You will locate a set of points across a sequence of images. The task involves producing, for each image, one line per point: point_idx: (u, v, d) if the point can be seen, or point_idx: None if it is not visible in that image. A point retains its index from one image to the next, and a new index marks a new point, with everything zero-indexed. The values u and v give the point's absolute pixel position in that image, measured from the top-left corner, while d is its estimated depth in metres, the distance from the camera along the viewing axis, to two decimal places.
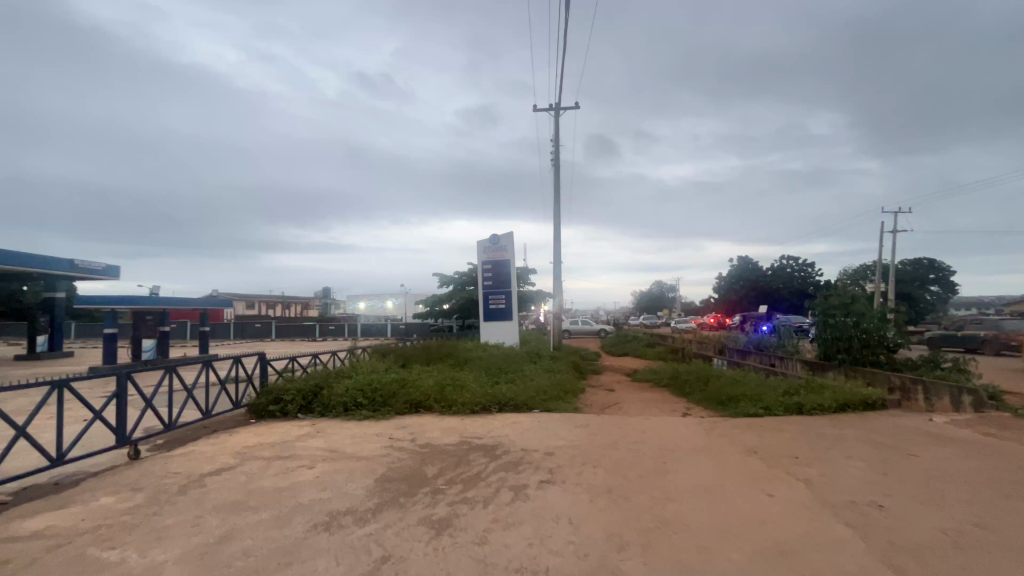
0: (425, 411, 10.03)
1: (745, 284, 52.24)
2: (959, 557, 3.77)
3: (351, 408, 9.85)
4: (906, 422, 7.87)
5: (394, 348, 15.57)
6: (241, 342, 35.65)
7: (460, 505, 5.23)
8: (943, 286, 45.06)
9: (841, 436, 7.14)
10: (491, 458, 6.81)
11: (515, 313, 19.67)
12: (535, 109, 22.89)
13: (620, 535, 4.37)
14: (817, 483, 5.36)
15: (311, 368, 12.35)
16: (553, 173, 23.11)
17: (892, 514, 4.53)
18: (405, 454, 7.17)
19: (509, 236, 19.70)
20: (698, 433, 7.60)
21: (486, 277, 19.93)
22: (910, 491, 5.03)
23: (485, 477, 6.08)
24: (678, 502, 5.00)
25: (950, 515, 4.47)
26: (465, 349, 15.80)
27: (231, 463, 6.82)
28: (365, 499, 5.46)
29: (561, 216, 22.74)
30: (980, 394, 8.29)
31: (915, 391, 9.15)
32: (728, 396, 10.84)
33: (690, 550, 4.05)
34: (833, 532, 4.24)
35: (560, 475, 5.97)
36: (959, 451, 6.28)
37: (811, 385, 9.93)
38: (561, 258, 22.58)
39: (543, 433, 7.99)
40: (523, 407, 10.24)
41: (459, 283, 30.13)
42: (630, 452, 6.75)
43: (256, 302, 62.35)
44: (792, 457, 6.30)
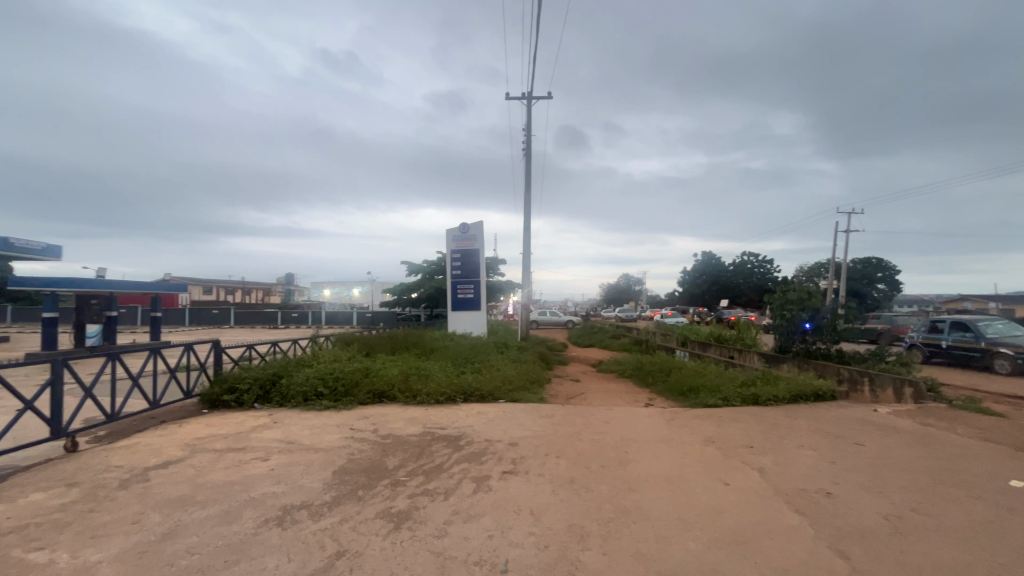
0: (389, 401, 9.84)
1: (707, 278, 53.86)
2: (900, 542, 3.94)
3: (312, 397, 9.56)
4: (854, 413, 8.24)
5: (356, 337, 15.19)
6: (196, 330, 34.03)
7: (420, 498, 5.13)
8: (890, 284, 47.65)
9: (793, 426, 7.42)
10: (454, 449, 6.72)
11: (483, 303, 19.51)
12: (507, 97, 22.76)
13: (581, 526, 4.36)
14: (770, 472, 5.54)
15: (270, 356, 11.86)
16: (525, 162, 23.03)
17: (839, 501, 4.71)
18: (366, 445, 6.98)
19: (479, 225, 19.49)
20: (659, 423, 7.74)
21: (454, 267, 19.66)
22: (856, 479, 5.27)
23: (447, 468, 5.99)
24: (639, 492, 5.06)
25: (891, 501, 4.69)
26: (430, 338, 15.64)
27: (179, 456, 6.48)
28: (322, 492, 5.28)
29: (531, 208, 22.64)
30: (920, 386, 8.80)
31: (861, 383, 9.60)
32: (689, 387, 11.12)
33: (648, 540, 4.09)
34: (785, 520, 4.36)
35: (522, 466, 5.94)
36: (900, 439, 6.65)
37: (767, 376, 10.32)
38: (530, 248, 22.55)
39: (507, 424, 7.97)
40: (489, 397, 10.17)
41: (429, 273, 29.80)
42: (592, 442, 6.80)
43: (213, 287, 59.76)
44: (748, 446, 6.49)
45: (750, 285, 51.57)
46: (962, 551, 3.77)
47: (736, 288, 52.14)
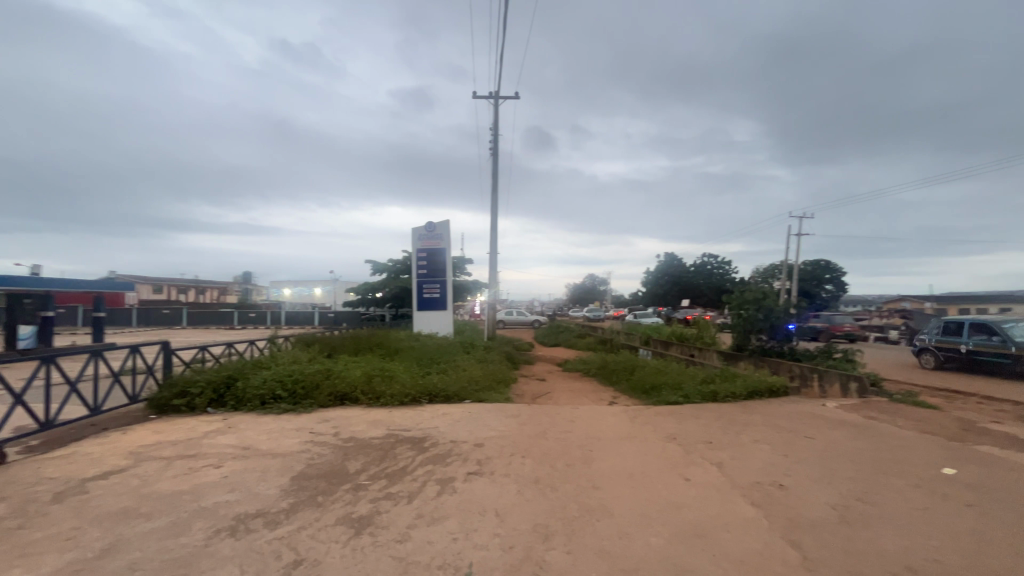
0: (351, 403, 9.58)
1: (669, 279, 55.37)
2: (847, 530, 4.14)
3: (269, 400, 9.20)
4: (805, 408, 8.64)
5: (317, 337, 14.73)
6: (144, 331, 32.20)
7: (383, 502, 5.01)
8: (837, 285, 50.21)
9: (749, 422, 7.70)
10: (418, 451, 6.61)
11: (449, 302, 19.32)
12: (475, 96, 22.70)
13: (545, 526, 4.36)
14: (727, 466, 5.73)
15: (224, 358, 11.32)
16: (492, 161, 23.02)
17: (791, 493, 4.92)
18: (327, 449, 6.77)
19: (445, 224, 19.31)
20: (623, 421, 7.87)
21: (420, 266, 19.40)
22: (807, 471, 5.52)
23: (411, 471, 5.88)
24: (603, 490, 5.11)
25: (839, 492, 4.93)
26: (395, 338, 15.35)
27: (122, 465, 6.09)
28: (278, 500, 5.07)
29: (498, 207, 22.61)
30: (864, 381, 9.33)
31: (811, 378, 10.07)
32: (651, 385, 11.38)
33: (612, 537, 4.13)
34: (741, 513, 4.50)
35: (488, 467, 5.91)
36: (846, 432, 7.02)
37: (725, 373, 10.68)
38: (497, 248, 22.55)
39: (472, 424, 7.91)
40: (454, 398, 10.09)
41: (394, 272, 29.29)
42: (557, 441, 6.83)
43: (163, 285, 56.77)
44: (707, 442, 6.69)
45: (709, 285, 53.36)
46: (902, 537, 4.00)
47: (696, 288, 53.84)
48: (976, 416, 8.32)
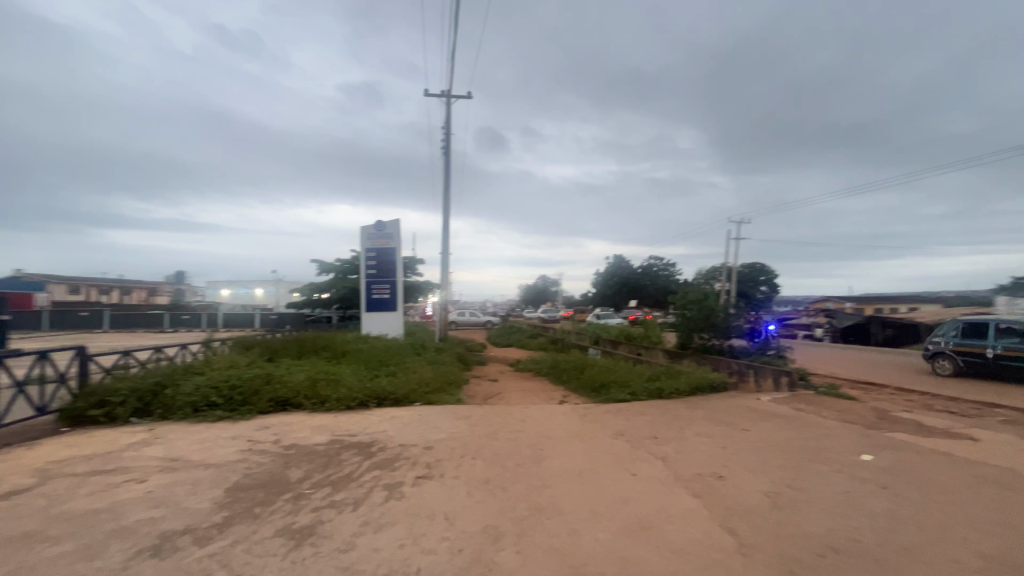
0: (294, 409, 9.14)
1: (618, 280, 57.01)
2: (779, 516, 4.39)
3: (203, 408, 8.60)
4: (742, 402, 9.12)
5: (258, 340, 13.96)
6: (58, 335, 29.32)
7: (327, 510, 4.79)
8: (771, 286, 53.64)
9: (692, 417, 8.04)
10: (366, 456, 6.39)
11: (400, 303, 18.89)
12: (426, 93, 22.39)
13: (495, 526, 4.34)
14: (671, 460, 5.94)
15: (151, 363, 10.48)
16: (444, 160, 22.80)
17: (728, 483, 5.17)
18: (266, 457, 6.41)
19: (395, 223, 18.90)
20: (573, 420, 7.98)
21: (369, 266, 18.86)
22: (743, 461, 5.83)
23: (357, 477, 5.67)
24: (552, 488, 5.15)
25: (772, 480, 5.23)
26: (343, 340, 14.82)
27: (27, 484, 5.47)
28: (210, 514, 4.73)
29: (450, 207, 22.37)
30: (794, 376, 9.98)
31: (748, 374, 10.67)
32: (600, 383, 11.65)
33: (561, 534, 4.16)
34: (683, 504, 4.67)
35: (438, 469, 5.81)
36: (778, 423, 7.47)
37: (670, 371, 11.09)
38: (449, 248, 22.33)
39: (422, 427, 7.75)
40: (404, 400, 9.87)
41: (341, 272, 28.31)
42: (509, 441, 6.82)
43: (82, 285, 51.99)
44: (652, 437, 6.91)
45: (655, 286, 55.45)
46: (827, 520, 4.28)
47: (643, 289, 55.81)
48: (890, 406, 9.09)
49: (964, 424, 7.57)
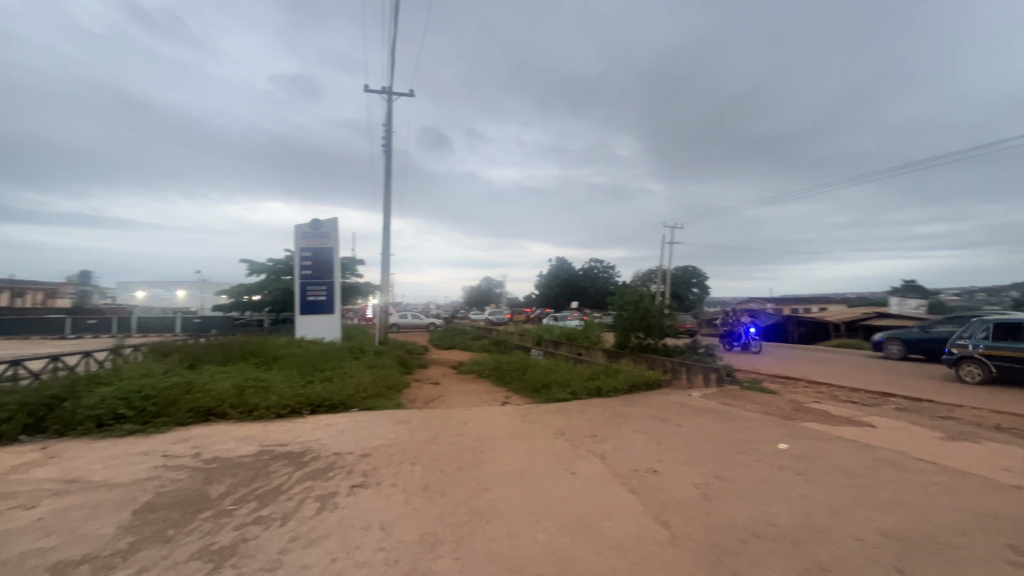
0: (217, 419, 8.48)
1: (561, 282, 58.15)
2: (708, 505, 4.63)
3: (109, 422, 7.78)
4: (675, 399, 9.55)
5: (176, 346, 12.86)
6: None
7: (251, 527, 4.47)
8: (702, 288, 56.95)
9: (628, 414, 8.32)
10: (297, 467, 6.03)
11: (337, 305, 18.11)
12: (365, 88, 21.65)
13: (433, 534, 4.23)
14: (609, 457, 6.10)
15: (46, 374, 9.34)
16: (385, 159, 22.16)
17: (661, 477, 5.38)
18: (183, 473, 5.88)
19: (332, 222, 18.14)
20: (515, 420, 7.98)
21: (303, 267, 17.95)
22: (675, 455, 6.09)
23: (287, 489, 5.34)
24: (493, 491, 5.11)
25: (701, 471, 5.51)
26: (273, 345, 13.98)
27: None
28: (113, 540, 4.25)
29: (391, 207, 21.81)
30: (721, 372, 10.58)
31: (680, 371, 11.22)
32: (542, 384, 11.78)
33: (500, 538, 4.13)
34: (620, 500, 4.80)
35: (374, 477, 5.60)
36: (706, 417, 7.90)
37: (609, 370, 11.40)
38: (390, 248, 21.73)
39: (359, 434, 7.45)
40: (339, 407, 9.46)
41: (273, 273, 26.78)
42: (450, 445, 6.71)
43: None
44: (591, 435, 7.07)
45: (596, 288, 57.08)
46: (751, 507, 4.56)
47: (584, 291, 57.35)
48: (804, 398, 9.88)
49: (865, 412, 8.36)
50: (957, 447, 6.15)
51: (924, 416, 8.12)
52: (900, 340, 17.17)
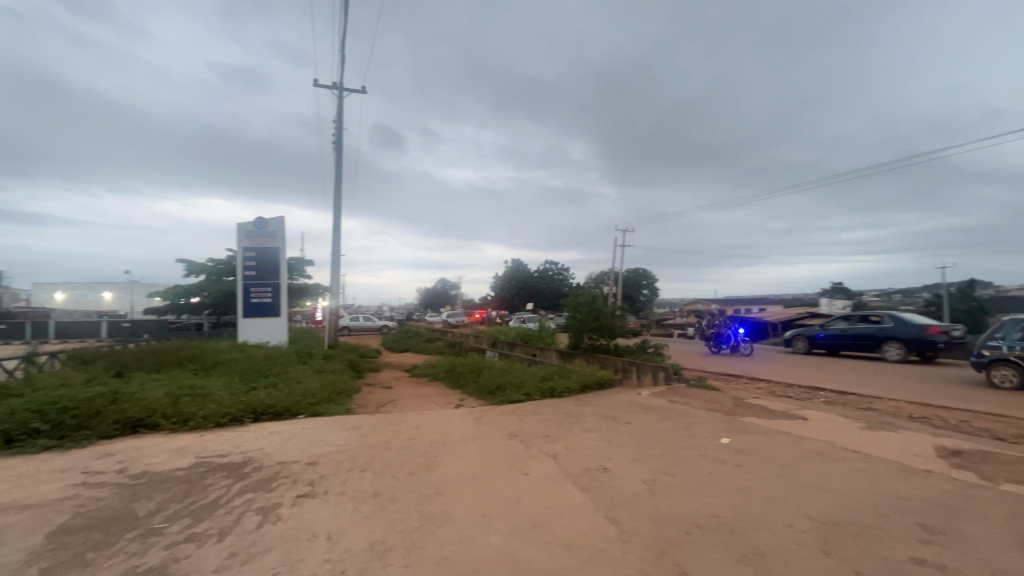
0: (148, 431, 7.87)
1: (517, 284, 58.54)
2: (655, 500, 4.78)
3: (20, 437, 7.05)
4: (626, 397, 9.81)
5: (101, 352, 11.85)
6: None
7: (184, 545, 4.18)
8: (651, 290, 59.08)
9: (580, 413, 8.46)
10: (236, 478, 5.71)
11: (284, 308, 17.42)
12: (315, 83, 20.98)
13: (383, 542, 4.12)
14: (561, 456, 6.18)
15: None
16: (336, 156, 21.53)
17: (611, 474, 5.51)
18: (106, 491, 5.42)
19: (279, 221, 17.37)
20: (469, 423, 7.93)
21: (246, 267, 17.06)
22: (625, 453, 6.25)
23: (225, 502, 5.04)
24: (445, 495, 5.06)
25: (649, 467, 5.69)
26: (212, 349, 13.19)
27: None
28: (22, 567, 3.85)
29: (342, 206, 21.17)
30: (669, 371, 10.95)
31: (631, 371, 11.55)
32: (497, 385, 11.79)
33: (452, 542, 4.08)
34: (572, 499, 4.87)
35: (321, 486, 5.38)
36: (655, 415, 8.17)
37: (562, 371, 11.56)
38: (341, 248, 21.07)
39: (306, 442, 7.15)
40: (285, 414, 9.04)
41: (213, 274, 25.36)
42: (401, 450, 6.57)
43: None
44: (544, 436, 7.14)
45: (551, 289, 57.88)
46: (694, 500, 4.75)
47: (539, 292, 58.03)
48: (745, 394, 10.42)
49: (799, 406, 8.92)
50: (878, 436, 6.68)
51: (850, 408, 8.76)
52: (805, 337, 19.04)
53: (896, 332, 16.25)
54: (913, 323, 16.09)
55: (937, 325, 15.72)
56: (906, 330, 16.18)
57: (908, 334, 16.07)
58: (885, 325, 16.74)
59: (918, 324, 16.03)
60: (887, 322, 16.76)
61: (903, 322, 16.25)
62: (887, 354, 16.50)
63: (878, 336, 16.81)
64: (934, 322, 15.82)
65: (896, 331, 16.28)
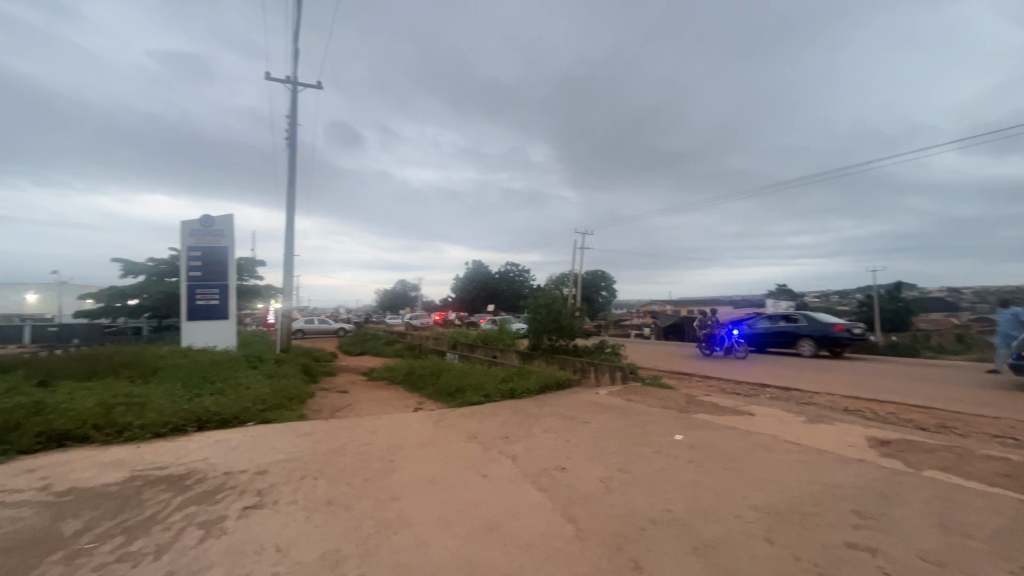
0: (76, 444, 7.29)
1: (478, 285, 58.32)
2: (611, 498, 4.87)
3: None
4: (584, 397, 9.96)
5: (23, 359, 10.88)
6: None
7: (117, 565, 3.89)
8: (609, 291, 60.36)
9: (539, 414, 8.52)
10: (177, 491, 5.37)
11: (233, 310, 16.58)
12: (267, 76, 20.12)
13: (336, 551, 3.99)
14: (519, 457, 6.19)
15: None
16: (289, 153, 20.72)
17: (569, 474, 5.57)
18: (27, 510, 4.97)
19: (227, 219, 16.55)
20: (427, 426, 7.82)
21: (191, 267, 16.14)
22: (582, 452, 6.34)
23: (164, 517, 4.74)
24: (402, 500, 4.96)
25: (606, 465, 5.80)
26: (153, 355, 12.41)
27: None
28: None
29: (295, 205, 20.41)
30: (626, 370, 11.22)
31: (589, 370, 11.76)
32: (456, 388, 11.69)
33: (409, 548, 4.00)
34: (530, 499, 4.89)
35: (271, 496, 5.16)
36: (612, 414, 8.34)
37: (522, 372, 11.61)
38: (294, 248, 20.31)
39: (255, 450, 6.83)
40: (232, 421, 8.60)
41: (154, 274, 23.86)
42: (356, 456, 6.39)
43: None
44: (503, 437, 7.13)
45: (512, 291, 58.00)
46: (649, 496, 4.88)
47: (500, 294, 58.05)
48: (697, 392, 10.81)
49: (746, 402, 9.35)
50: (817, 429, 7.10)
51: (792, 403, 9.27)
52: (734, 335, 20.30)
53: (810, 330, 17.56)
54: (824, 322, 17.45)
55: (843, 323, 17.16)
56: (817, 328, 17.50)
57: (820, 332, 17.41)
58: (800, 324, 18.04)
59: (826, 323, 17.46)
60: (802, 321, 18.07)
61: (815, 320, 17.56)
62: (801, 351, 17.83)
63: (795, 334, 18.08)
64: (841, 321, 17.24)
65: (809, 329, 17.57)
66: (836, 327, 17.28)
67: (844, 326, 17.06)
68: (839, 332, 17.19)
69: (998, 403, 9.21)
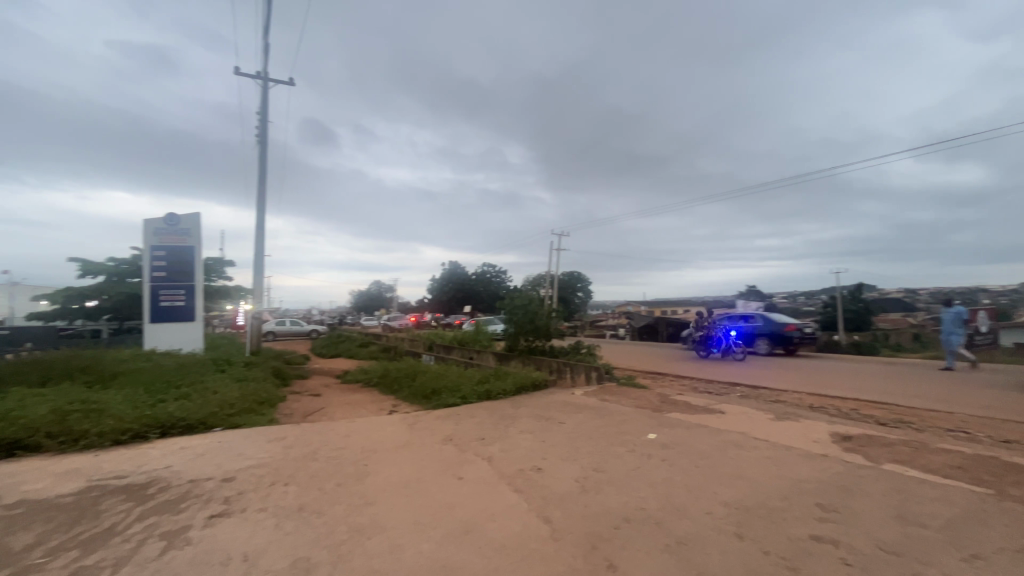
0: (28, 453, 6.90)
1: (455, 286, 57.95)
2: (587, 497, 4.90)
3: None
4: (560, 398, 10.01)
5: None
6: None
7: None
8: (586, 292, 60.87)
9: (516, 415, 8.52)
10: (138, 501, 5.15)
11: (200, 312, 16.03)
12: (236, 71, 19.51)
13: (306, 559, 3.90)
14: (495, 459, 6.18)
15: None
16: (260, 150, 20.17)
17: (545, 474, 5.60)
18: None
19: (193, 218, 15.99)
20: (402, 429, 7.72)
21: (154, 267, 15.53)
22: (558, 452, 6.37)
23: (124, 529, 4.54)
24: (376, 505, 4.88)
25: (581, 465, 5.84)
26: (113, 359, 11.89)
27: None
28: None
29: (266, 204, 19.88)
30: (601, 370, 11.34)
31: (565, 371, 11.83)
32: (432, 390, 11.58)
33: (382, 553, 3.95)
34: (506, 501, 4.88)
35: (239, 503, 5.01)
36: (587, 414, 8.41)
37: (498, 373, 11.59)
38: (264, 248, 19.77)
39: (222, 457, 6.61)
40: (198, 427, 8.29)
41: (115, 275, 22.88)
42: (329, 461, 6.26)
43: None
44: (479, 439, 7.10)
45: (489, 293, 57.85)
46: (623, 495, 4.94)
47: (477, 295, 57.83)
48: (670, 391, 11.01)
49: (717, 401, 9.57)
50: (784, 426, 7.33)
51: (761, 401, 9.53)
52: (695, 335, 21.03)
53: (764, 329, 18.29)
54: (777, 322, 18.11)
55: (794, 323, 17.92)
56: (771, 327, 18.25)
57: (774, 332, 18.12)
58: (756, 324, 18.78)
59: (778, 322, 18.24)
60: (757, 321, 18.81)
61: (770, 320, 18.15)
62: (757, 349, 18.57)
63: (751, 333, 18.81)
64: (792, 321, 18.02)
65: (765, 329, 18.14)
66: (787, 327, 18.07)
67: (795, 325, 17.86)
68: (790, 331, 17.99)
69: (951, 398, 9.68)
